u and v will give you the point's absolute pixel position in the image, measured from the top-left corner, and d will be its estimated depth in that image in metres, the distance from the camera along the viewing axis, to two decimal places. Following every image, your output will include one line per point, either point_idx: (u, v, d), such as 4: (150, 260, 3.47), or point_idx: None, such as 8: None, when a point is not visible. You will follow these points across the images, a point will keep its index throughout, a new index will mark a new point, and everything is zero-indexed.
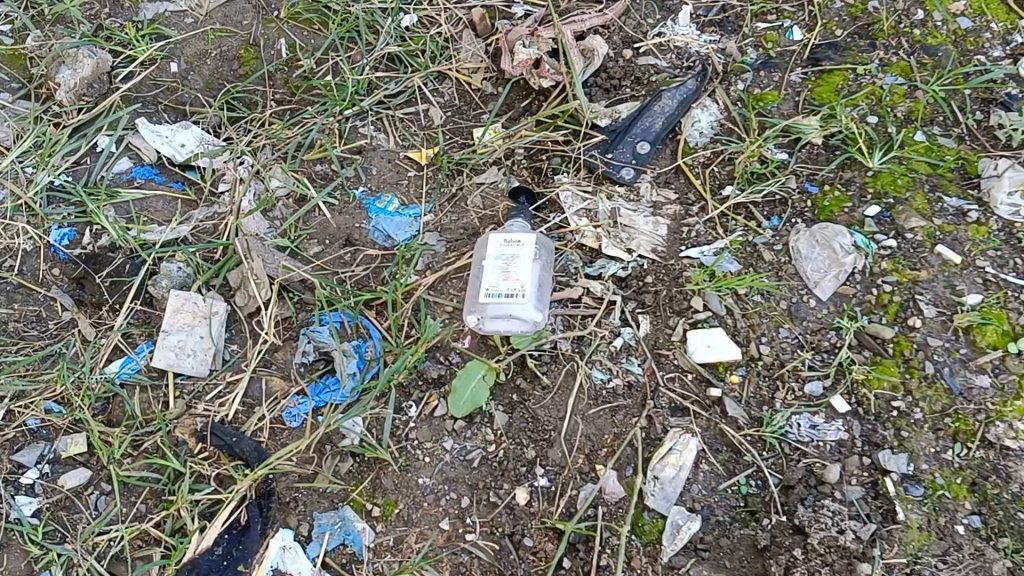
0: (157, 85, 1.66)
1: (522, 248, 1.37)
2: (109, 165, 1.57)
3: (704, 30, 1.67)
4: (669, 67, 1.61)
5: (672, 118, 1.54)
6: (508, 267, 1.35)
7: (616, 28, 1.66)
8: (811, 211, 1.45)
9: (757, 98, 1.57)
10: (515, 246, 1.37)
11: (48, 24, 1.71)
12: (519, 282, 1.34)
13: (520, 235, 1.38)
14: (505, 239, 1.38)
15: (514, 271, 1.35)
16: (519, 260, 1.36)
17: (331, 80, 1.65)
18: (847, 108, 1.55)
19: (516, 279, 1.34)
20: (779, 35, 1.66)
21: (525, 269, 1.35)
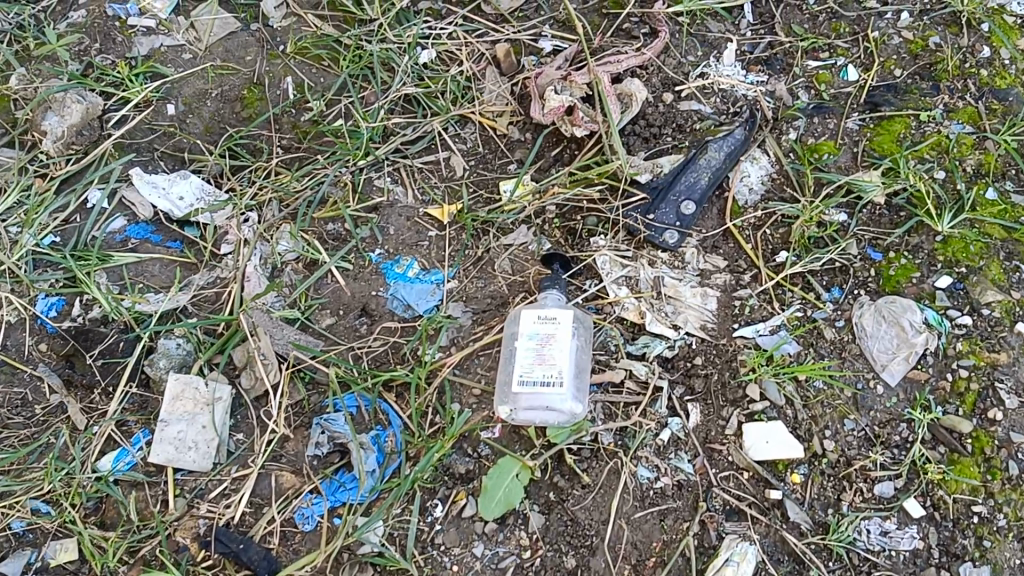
0: (153, 129, 1.52)
1: (559, 326, 1.24)
2: (101, 224, 1.44)
3: (750, 68, 1.53)
4: (714, 113, 1.47)
5: (719, 173, 1.40)
6: (544, 349, 1.22)
7: (656, 68, 1.52)
8: (875, 281, 1.31)
9: (811, 149, 1.43)
10: (551, 325, 1.24)
11: (34, 61, 1.58)
12: (556, 368, 1.21)
13: (557, 312, 1.25)
14: (539, 317, 1.25)
15: (551, 354, 1.22)
16: (555, 341, 1.23)
17: (343, 126, 1.51)
18: (911, 161, 1.41)
19: (553, 364, 1.21)
20: (833, 75, 1.52)
21: (563, 352, 1.22)
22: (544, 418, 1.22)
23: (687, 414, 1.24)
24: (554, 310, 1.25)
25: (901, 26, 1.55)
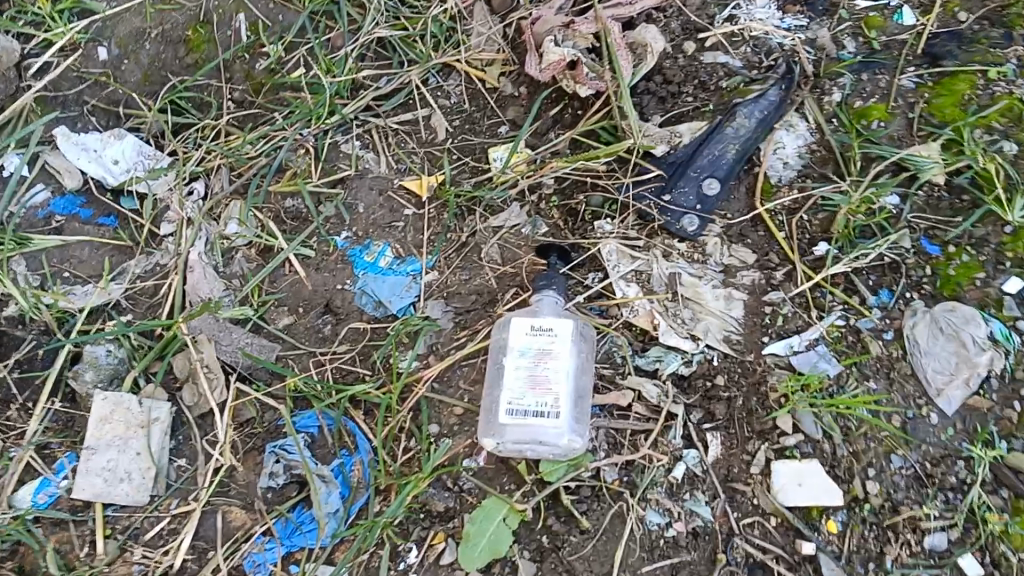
0: (82, 78, 1.26)
1: (556, 341, 1.03)
2: (20, 197, 1.21)
3: (788, 8, 1.27)
4: (744, 67, 1.22)
5: (750, 145, 1.17)
6: (538, 371, 1.02)
7: (676, 10, 1.27)
8: (931, 282, 1.10)
9: (859, 114, 1.19)
10: (547, 338, 1.03)
11: None
12: (554, 396, 1.01)
13: (554, 322, 1.04)
14: (530, 327, 1.04)
15: (547, 376, 1.02)
16: (552, 359, 1.02)
17: (303, 78, 1.27)
18: (976, 131, 1.15)
19: (550, 391, 1.01)
20: (887, 18, 1.25)
21: (561, 375, 1.02)
22: (538, 450, 1.03)
23: (705, 445, 1.05)
24: (550, 319, 1.04)
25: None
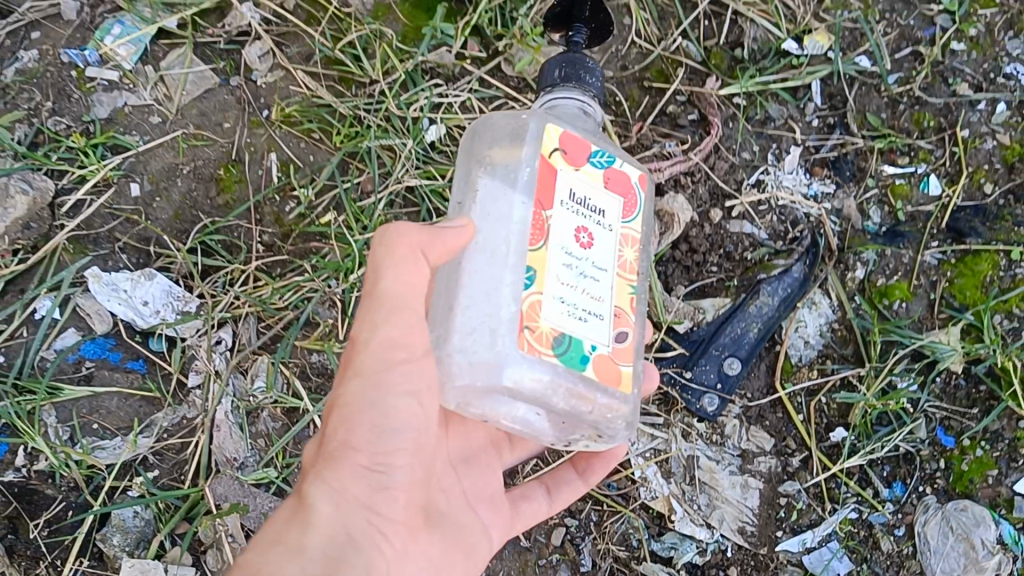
0: (115, 214, 1.33)
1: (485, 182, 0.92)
2: (51, 339, 1.26)
3: (814, 173, 1.30)
4: (769, 237, 1.25)
5: (772, 324, 1.21)
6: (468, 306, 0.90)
7: (703, 174, 1.27)
8: (945, 476, 1.19)
9: (882, 292, 1.23)
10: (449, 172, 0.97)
11: None
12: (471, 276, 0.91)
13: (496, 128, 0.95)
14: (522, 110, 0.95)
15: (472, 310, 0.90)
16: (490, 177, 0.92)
17: (333, 224, 1.35)
18: (997, 316, 1.21)
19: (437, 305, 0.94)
20: (912, 187, 1.29)
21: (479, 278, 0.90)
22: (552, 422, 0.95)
23: None
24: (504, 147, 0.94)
25: (994, 121, 1.33)
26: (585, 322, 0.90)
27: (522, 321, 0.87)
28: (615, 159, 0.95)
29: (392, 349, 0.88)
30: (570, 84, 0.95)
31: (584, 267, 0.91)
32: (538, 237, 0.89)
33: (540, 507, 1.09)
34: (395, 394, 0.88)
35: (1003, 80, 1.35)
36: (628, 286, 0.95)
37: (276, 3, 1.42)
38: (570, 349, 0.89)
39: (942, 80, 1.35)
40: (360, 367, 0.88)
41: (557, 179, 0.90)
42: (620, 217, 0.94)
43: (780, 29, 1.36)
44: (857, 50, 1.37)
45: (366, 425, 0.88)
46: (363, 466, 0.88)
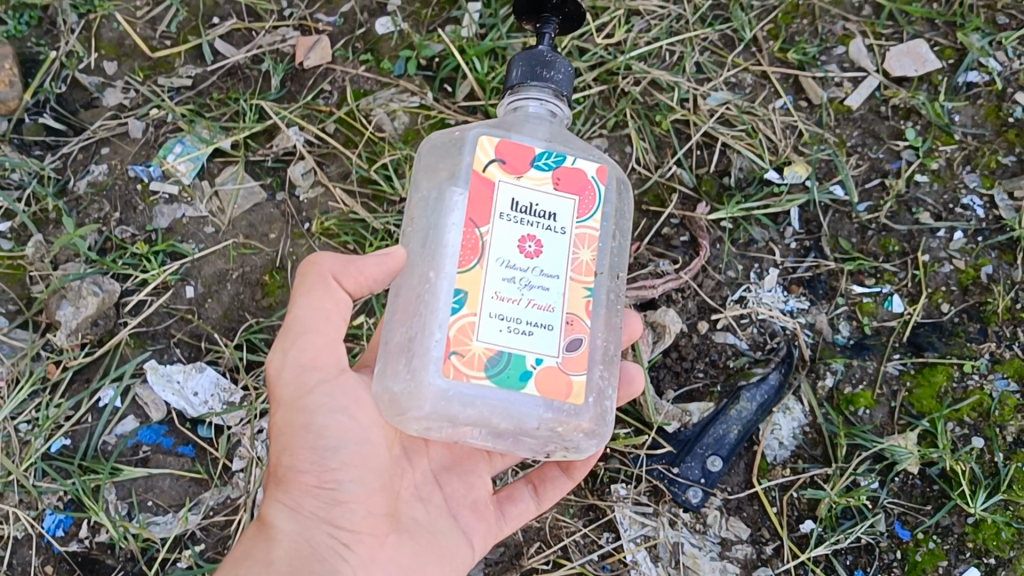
0: (171, 313, 1.51)
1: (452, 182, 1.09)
2: (112, 425, 1.45)
3: (792, 290, 1.51)
4: (749, 348, 1.47)
5: (750, 426, 1.43)
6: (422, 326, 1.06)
7: (692, 290, 1.49)
8: (901, 565, 1.39)
9: (848, 400, 1.44)
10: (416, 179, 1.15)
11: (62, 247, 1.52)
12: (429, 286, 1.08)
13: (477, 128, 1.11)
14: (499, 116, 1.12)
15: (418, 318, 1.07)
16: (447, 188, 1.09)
17: (364, 325, 1.51)
18: (949, 423, 1.42)
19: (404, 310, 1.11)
20: (877, 304, 1.49)
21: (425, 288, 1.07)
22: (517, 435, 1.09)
23: None
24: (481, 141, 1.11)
25: (953, 248, 1.51)
26: (525, 334, 1.04)
27: (451, 346, 1.03)
28: (569, 162, 1.09)
29: (304, 381, 1.11)
30: (533, 83, 1.10)
31: (524, 276, 1.05)
32: (472, 255, 1.04)
33: (529, 510, 1.30)
34: (318, 418, 1.11)
35: (961, 210, 1.53)
36: (581, 285, 1.08)
37: (318, 127, 1.61)
38: (506, 368, 1.04)
39: (906, 209, 1.53)
40: (287, 402, 1.12)
41: (495, 194, 1.06)
42: (574, 217, 1.08)
43: (763, 160, 1.56)
44: (831, 180, 1.55)
45: (302, 446, 1.11)
46: (311, 484, 1.12)
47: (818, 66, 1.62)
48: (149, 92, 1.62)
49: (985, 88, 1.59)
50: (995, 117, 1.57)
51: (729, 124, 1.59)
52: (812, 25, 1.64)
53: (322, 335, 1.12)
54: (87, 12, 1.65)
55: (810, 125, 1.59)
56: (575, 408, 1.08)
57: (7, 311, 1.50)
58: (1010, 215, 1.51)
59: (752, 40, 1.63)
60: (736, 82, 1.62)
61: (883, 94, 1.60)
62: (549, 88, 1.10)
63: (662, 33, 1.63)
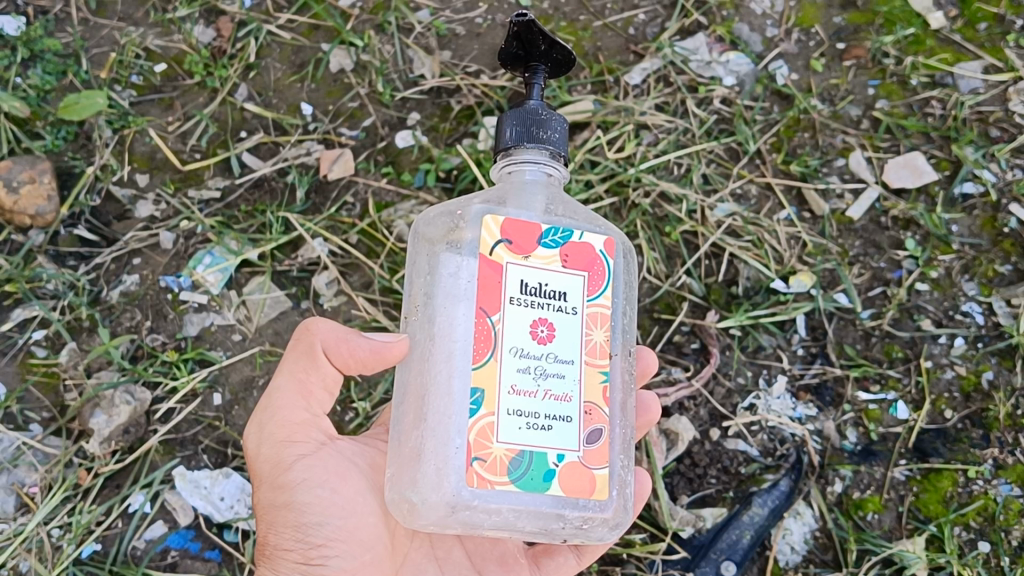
0: (198, 420, 1.57)
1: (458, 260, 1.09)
2: (141, 530, 1.51)
3: (799, 397, 1.57)
4: (760, 454, 1.53)
5: (762, 531, 1.49)
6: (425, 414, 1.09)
7: (703, 397, 1.55)
8: None
9: (857, 504, 1.49)
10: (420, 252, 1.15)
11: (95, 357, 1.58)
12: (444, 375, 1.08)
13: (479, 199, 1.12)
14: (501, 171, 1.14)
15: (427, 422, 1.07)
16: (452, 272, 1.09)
17: None
18: (955, 527, 1.46)
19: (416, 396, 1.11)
20: (883, 410, 1.55)
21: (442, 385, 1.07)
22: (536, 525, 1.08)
23: None
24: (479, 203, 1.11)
25: (954, 354, 1.57)
26: (541, 431, 1.05)
27: (473, 452, 1.03)
28: (574, 237, 1.10)
29: (282, 460, 1.19)
30: (545, 140, 1.11)
31: (538, 366, 1.06)
32: (485, 348, 1.05)
33: (570, 564, 1.34)
34: (297, 494, 1.17)
35: (961, 317, 1.59)
36: (596, 371, 1.09)
37: (342, 239, 1.68)
38: (529, 470, 1.04)
39: (908, 316, 1.60)
40: (268, 480, 1.20)
41: (504, 279, 1.06)
42: (585, 296, 1.09)
43: (770, 269, 1.63)
44: (836, 288, 1.62)
45: (287, 523, 1.18)
46: (296, 561, 1.18)
47: (819, 178, 1.69)
48: (179, 205, 1.68)
49: (980, 199, 1.65)
50: (991, 227, 1.64)
51: (737, 235, 1.66)
52: (813, 138, 1.72)
53: (293, 413, 1.21)
54: (121, 127, 1.73)
55: (814, 236, 1.65)
56: (599, 503, 1.09)
57: (41, 417, 1.56)
58: (1008, 322, 1.57)
59: (756, 153, 1.71)
60: (742, 194, 1.69)
61: (883, 205, 1.67)
62: (554, 147, 1.12)
63: (669, 146, 1.71)
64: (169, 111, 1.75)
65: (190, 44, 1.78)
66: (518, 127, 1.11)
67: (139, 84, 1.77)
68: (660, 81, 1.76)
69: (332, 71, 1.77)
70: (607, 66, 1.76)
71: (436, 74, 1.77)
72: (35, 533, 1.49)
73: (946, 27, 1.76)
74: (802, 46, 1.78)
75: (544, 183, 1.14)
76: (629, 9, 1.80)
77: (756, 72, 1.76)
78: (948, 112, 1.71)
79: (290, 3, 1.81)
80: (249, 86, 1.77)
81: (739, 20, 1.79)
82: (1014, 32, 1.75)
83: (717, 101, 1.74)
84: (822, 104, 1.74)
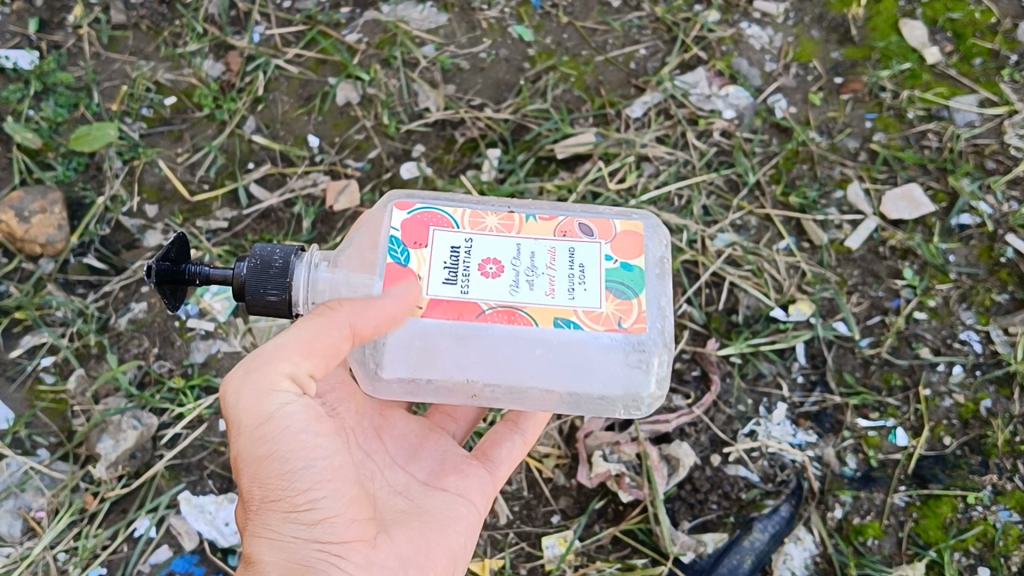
0: (204, 446, 1.59)
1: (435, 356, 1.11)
2: (146, 554, 1.52)
3: (800, 424, 1.58)
4: (761, 479, 1.54)
5: (763, 555, 1.48)
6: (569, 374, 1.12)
7: (704, 423, 1.58)
8: None
9: (857, 530, 1.50)
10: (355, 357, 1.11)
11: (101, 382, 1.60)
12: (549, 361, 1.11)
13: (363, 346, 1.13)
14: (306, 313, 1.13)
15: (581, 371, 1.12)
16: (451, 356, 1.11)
17: None
18: (954, 552, 1.47)
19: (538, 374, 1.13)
20: (882, 437, 1.56)
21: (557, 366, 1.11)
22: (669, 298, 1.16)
23: None
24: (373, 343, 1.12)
25: (953, 381, 1.58)
26: (589, 268, 1.09)
27: (618, 320, 1.07)
28: (396, 235, 1.11)
29: (267, 403, 1.00)
30: (287, 261, 1.10)
31: (526, 272, 1.08)
32: (515, 312, 1.06)
33: (518, 447, 1.36)
34: (282, 434, 1.00)
35: (958, 344, 1.60)
36: (527, 222, 1.12)
37: None
38: (623, 279, 1.09)
39: (907, 344, 1.62)
40: (250, 427, 1.01)
41: (444, 296, 1.06)
42: (459, 227, 1.11)
43: (769, 297, 1.65)
44: (834, 317, 1.64)
45: (269, 473, 1.00)
46: (285, 514, 1.01)
47: (818, 210, 1.72)
48: (187, 234, 1.71)
49: (977, 229, 1.67)
50: (987, 257, 1.66)
51: (737, 264, 1.69)
52: (812, 170, 1.74)
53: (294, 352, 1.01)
54: (131, 158, 1.76)
55: (812, 265, 1.68)
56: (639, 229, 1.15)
57: (49, 443, 1.57)
58: (1006, 350, 1.58)
59: (755, 184, 1.74)
60: (741, 224, 1.72)
61: (881, 235, 1.69)
62: (291, 255, 1.11)
63: (670, 177, 1.74)
64: (178, 143, 1.79)
65: (199, 78, 1.82)
66: (268, 288, 1.09)
67: (149, 117, 1.80)
68: (660, 114, 1.80)
69: (339, 104, 1.81)
70: (608, 99, 1.80)
71: (440, 107, 1.80)
72: (41, 556, 1.50)
73: (941, 62, 1.80)
74: (800, 80, 1.82)
75: (332, 268, 1.14)
76: (630, 45, 1.86)
77: (755, 106, 1.80)
78: (945, 144, 1.74)
79: (298, 39, 1.87)
80: (257, 119, 1.80)
81: (739, 55, 1.84)
82: (1008, 67, 1.79)
83: (716, 134, 1.77)
84: (820, 137, 1.77)
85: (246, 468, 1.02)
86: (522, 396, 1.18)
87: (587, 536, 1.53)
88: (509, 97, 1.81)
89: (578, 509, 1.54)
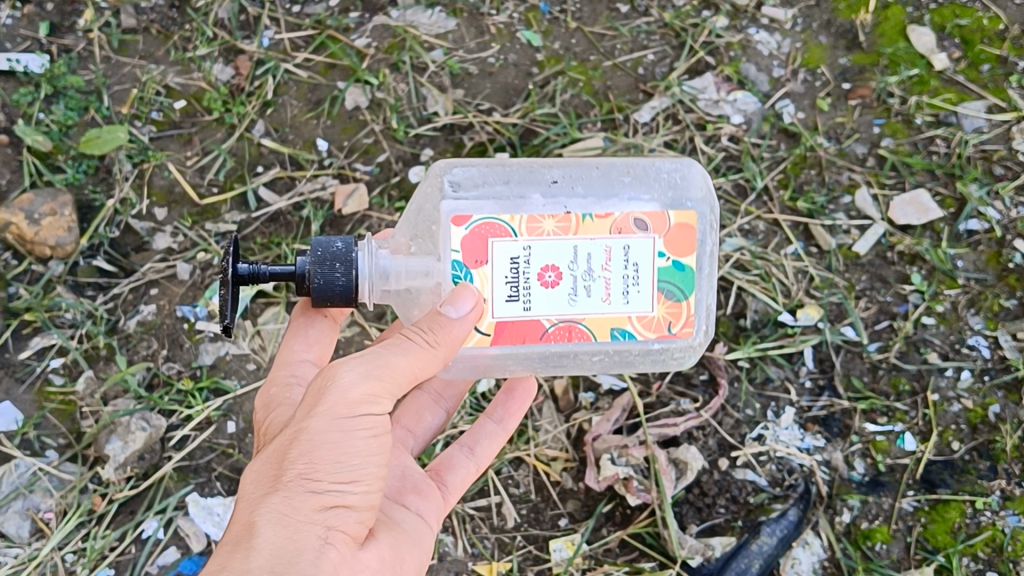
0: (212, 448, 1.60)
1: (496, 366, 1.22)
2: (154, 555, 1.54)
3: (807, 428, 1.59)
4: (769, 483, 1.55)
5: (771, 559, 1.49)
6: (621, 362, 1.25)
7: (712, 428, 1.57)
8: None
9: (865, 534, 1.52)
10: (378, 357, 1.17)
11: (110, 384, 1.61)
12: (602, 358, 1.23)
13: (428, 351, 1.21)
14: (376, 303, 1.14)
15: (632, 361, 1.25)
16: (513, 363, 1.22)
17: None
18: (963, 557, 1.49)
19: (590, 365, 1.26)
20: (891, 442, 1.56)
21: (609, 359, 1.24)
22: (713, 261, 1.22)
23: None
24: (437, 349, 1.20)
25: (961, 387, 1.59)
26: (642, 269, 1.14)
27: (668, 323, 1.16)
28: (456, 256, 1.10)
29: (361, 397, 1.01)
30: (349, 258, 1.09)
31: (583, 278, 1.12)
32: (575, 326, 1.13)
33: (469, 478, 1.35)
34: (357, 432, 1.01)
35: (966, 350, 1.61)
36: (583, 221, 1.12)
37: None
38: (673, 280, 1.15)
39: (915, 349, 1.62)
40: (332, 408, 1.00)
41: (510, 317, 1.11)
42: (516, 238, 1.11)
43: (778, 302, 1.65)
44: (842, 321, 1.64)
45: (325, 455, 0.99)
46: (317, 496, 0.99)
47: (826, 215, 1.72)
48: (197, 237, 1.71)
49: (986, 235, 1.67)
50: (996, 262, 1.66)
51: (744, 269, 1.68)
52: (820, 175, 1.75)
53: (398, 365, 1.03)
54: (140, 161, 1.76)
55: (820, 270, 1.68)
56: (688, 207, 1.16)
57: (57, 444, 1.59)
58: (1015, 356, 1.59)
59: (763, 190, 1.74)
60: (749, 229, 1.72)
61: (889, 241, 1.69)
62: (352, 247, 1.10)
63: None
64: (187, 146, 1.79)
65: (208, 82, 1.82)
66: (333, 289, 1.08)
67: (159, 120, 1.80)
68: (668, 119, 1.80)
69: (348, 108, 1.81)
70: (617, 104, 1.81)
71: (449, 111, 1.80)
72: (49, 557, 1.52)
73: (949, 70, 1.79)
74: (809, 86, 1.81)
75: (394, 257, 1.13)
76: (638, 49, 1.85)
77: (764, 111, 1.80)
78: (953, 150, 1.74)
79: (307, 43, 1.85)
80: (266, 123, 1.81)
81: (747, 61, 1.83)
82: (1017, 73, 1.77)
83: (724, 139, 1.78)
84: (828, 142, 1.77)
85: (298, 439, 1.01)
86: (547, 372, 1.26)
87: (596, 540, 1.53)
88: (517, 102, 1.82)
89: (585, 513, 1.55)
